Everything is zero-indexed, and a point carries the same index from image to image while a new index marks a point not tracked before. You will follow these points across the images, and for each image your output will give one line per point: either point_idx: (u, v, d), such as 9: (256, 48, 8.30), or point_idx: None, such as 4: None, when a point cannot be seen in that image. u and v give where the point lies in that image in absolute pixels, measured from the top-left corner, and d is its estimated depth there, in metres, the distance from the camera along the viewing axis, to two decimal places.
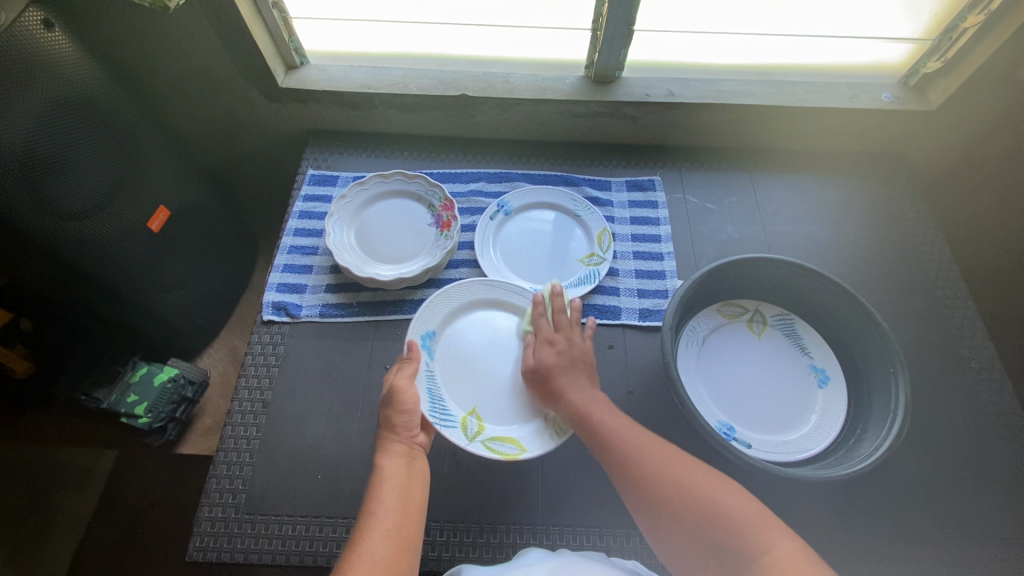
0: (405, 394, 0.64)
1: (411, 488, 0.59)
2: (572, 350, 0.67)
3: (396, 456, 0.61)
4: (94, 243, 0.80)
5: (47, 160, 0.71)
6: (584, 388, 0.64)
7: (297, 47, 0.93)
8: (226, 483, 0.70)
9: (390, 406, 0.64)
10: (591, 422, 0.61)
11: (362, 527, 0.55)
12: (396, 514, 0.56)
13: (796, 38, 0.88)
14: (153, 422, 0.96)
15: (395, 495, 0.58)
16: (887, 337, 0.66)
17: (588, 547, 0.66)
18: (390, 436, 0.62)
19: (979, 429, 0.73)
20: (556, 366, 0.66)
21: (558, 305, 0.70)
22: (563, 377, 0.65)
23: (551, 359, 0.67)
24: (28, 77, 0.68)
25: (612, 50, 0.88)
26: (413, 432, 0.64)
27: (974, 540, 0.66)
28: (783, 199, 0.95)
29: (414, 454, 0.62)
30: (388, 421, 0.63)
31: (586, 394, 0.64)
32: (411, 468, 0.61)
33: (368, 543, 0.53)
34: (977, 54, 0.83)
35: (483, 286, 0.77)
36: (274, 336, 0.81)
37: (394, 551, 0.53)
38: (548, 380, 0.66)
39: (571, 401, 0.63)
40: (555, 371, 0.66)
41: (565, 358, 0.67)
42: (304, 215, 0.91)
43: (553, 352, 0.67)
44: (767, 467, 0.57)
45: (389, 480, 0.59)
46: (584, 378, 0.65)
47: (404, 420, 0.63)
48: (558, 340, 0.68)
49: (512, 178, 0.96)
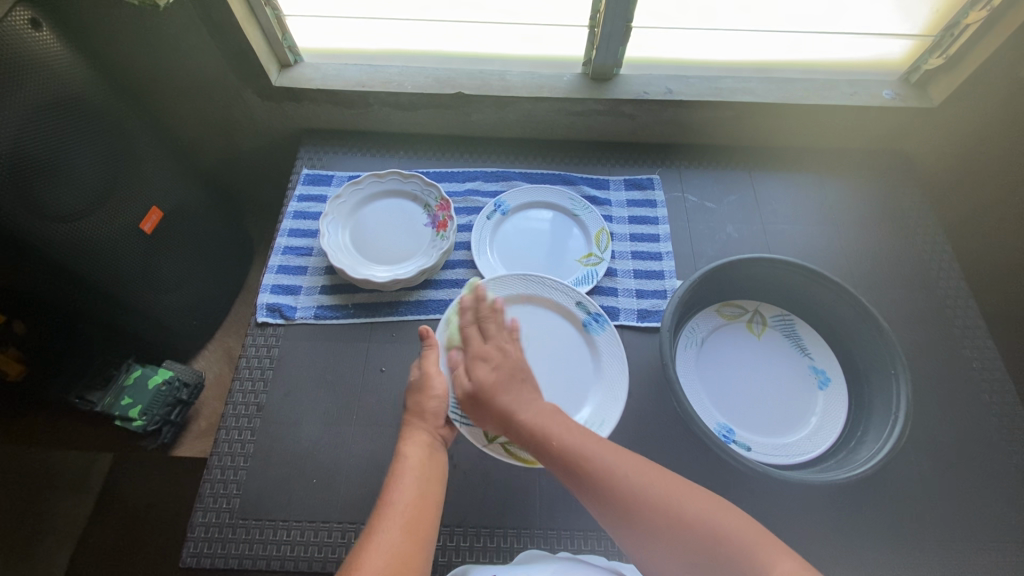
0: (434, 379, 0.66)
1: (430, 481, 0.59)
2: (507, 363, 0.65)
3: (419, 445, 0.62)
4: (85, 246, 0.79)
5: (39, 161, 0.70)
6: (530, 402, 0.62)
7: (291, 45, 0.92)
8: (220, 488, 0.69)
9: (419, 392, 0.65)
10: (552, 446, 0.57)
11: (379, 517, 0.54)
12: (414, 506, 0.55)
13: (795, 34, 0.87)
14: (148, 424, 0.95)
15: (414, 487, 0.57)
16: (888, 338, 0.66)
17: (584, 551, 0.66)
18: (418, 424, 0.64)
19: (979, 430, 0.73)
20: (496, 381, 0.63)
21: (483, 310, 0.70)
22: (503, 395, 0.62)
23: (488, 377, 0.64)
24: (15, 76, 0.67)
25: (610, 47, 0.86)
26: (439, 422, 0.65)
27: (975, 543, 0.66)
28: (782, 197, 0.94)
29: (437, 446, 0.63)
30: (417, 407, 0.65)
31: (536, 409, 0.61)
32: (433, 459, 0.61)
33: (384, 532, 0.52)
34: (982, 49, 0.81)
35: (525, 281, 0.76)
36: (268, 338, 0.80)
37: (410, 543, 0.52)
38: (490, 400, 0.62)
39: (522, 423, 0.60)
40: (494, 388, 0.63)
41: (501, 372, 0.64)
42: (299, 215, 0.90)
43: (485, 370, 0.64)
44: (766, 471, 0.57)
45: (410, 470, 0.59)
46: (525, 392, 0.63)
47: (432, 408, 0.64)
48: (489, 353, 0.66)
49: (509, 177, 0.95)
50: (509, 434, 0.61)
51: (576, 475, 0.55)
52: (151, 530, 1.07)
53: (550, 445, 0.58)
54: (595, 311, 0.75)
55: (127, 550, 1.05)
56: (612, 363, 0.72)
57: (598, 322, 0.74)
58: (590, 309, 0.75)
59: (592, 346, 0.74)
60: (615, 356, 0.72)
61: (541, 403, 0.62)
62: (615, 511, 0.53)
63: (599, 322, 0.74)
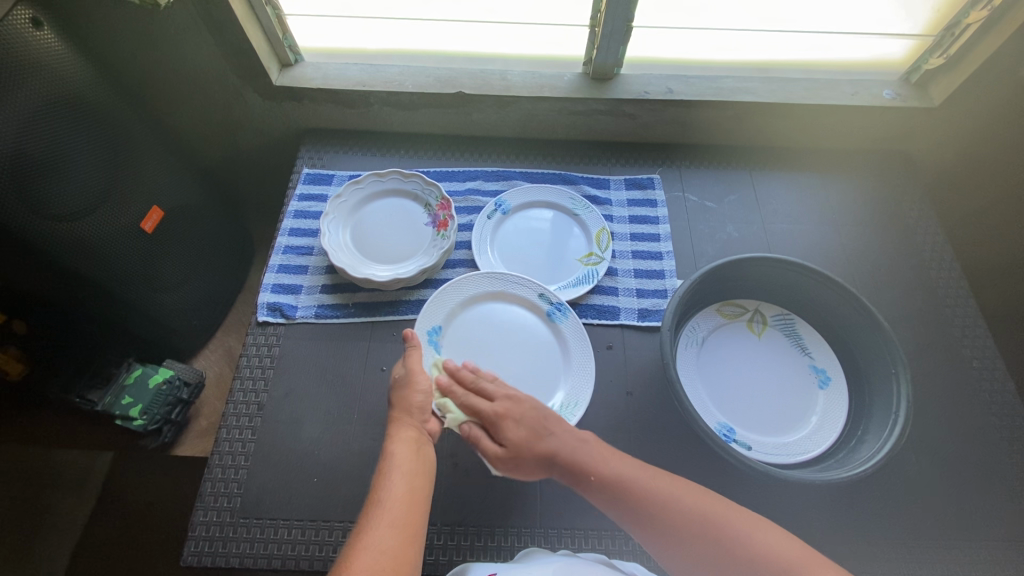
0: (418, 375, 0.65)
1: (418, 478, 0.58)
2: (523, 409, 0.64)
3: (406, 443, 0.60)
4: (84, 245, 0.79)
5: (38, 161, 0.70)
6: (566, 436, 0.62)
7: (292, 44, 0.92)
8: (222, 487, 0.69)
9: (404, 388, 0.65)
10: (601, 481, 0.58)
11: (368, 515, 0.53)
12: (402, 503, 0.55)
13: (796, 34, 0.87)
14: (149, 423, 0.96)
15: (402, 483, 0.56)
16: (888, 336, 0.66)
17: (586, 549, 0.66)
18: (405, 419, 0.63)
19: (980, 429, 0.73)
20: (526, 434, 0.62)
21: (465, 376, 0.67)
22: (541, 443, 0.61)
23: (516, 435, 0.62)
24: (15, 76, 0.67)
25: (611, 47, 0.86)
26: (425, 416, 0.64)
27: (975, 541, 0.66)
28: (783, 196, 0.94)
29: (424, 441, 0.62)
30: (402, 403, 0.64)
31: (574, 438, 0.62)
32: (420, 455, 0.60)
33: (374, 530, 0.52)
34: (982, 49, 0.82)
35: (489, 279, 0.77)
36: (269, 338, 0.80)
37: (400, 541, 0.51)
38: (528, 453, 0.61)
39: (564, 461, 0.60)
40: (528, 441, 0.62)
41: (526, 425, 0.63)
42: (299, 214, 0.90)
43: (510, 428, 0.62)
44: (768, 470, 0.57)
45: (397, 467, 0.58)
46: (559, 428, 0.63)
47: (418, 403, 0.64)
48: (503, 408, 0.64)
49: (509, 176, 0.95)
50: (558, 474, 0.61)
51: (620, 506, 0.56)
52: (151, 530, 1.07)
53: (595, 481, 0.58)
54: (556, 301, 0.76)
55: (127, 550, 1.05)
56: (577, 350, 0.74)
57: (560, 311, 0.75)
58: (552, 300, 0.76)
59: (558, 335, 0.75)
60: (580, 342, 0.74)
61: (577, 434, 0.63)
62: (651, 525, 0.54)
63: (562, 311, 0.75)
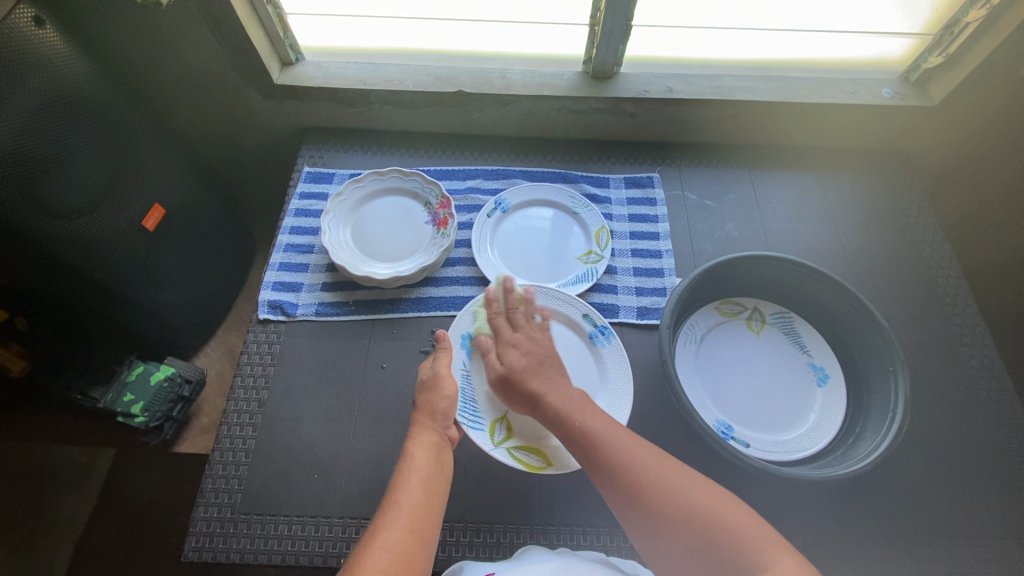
0: (446, 380, 0.66)
1: (436, 481, 0.58)
2: (537, 350, 0.67)
3: (426, 446, 0.61)
4: (85, 244, 0.79)
5: (42, 159, 0.70)
6: (557, 386, 0.64)
7: (293, 43, 0.92)
8: (222, 483, 0.70)
9: (431, 391, 0.66)
10: (574, 428, 0.59)
11: (384, 515, 0.54)
12: (419, 505, 0.55)
13: (795, 33, 0.88)
14: (150, 420, 0.96)
15: (420, 486, 0.57)
16: (886, 334, 0.66)
17: (584, 546, 0.66)
18: (426, 423, 0.63)
19: (977, 427, 0.73)
20: (526, 367, 0.66)
21: (510, 302, 0.72)
22: (532, 378, 0.64)
23: (518, 362, 0.66)
24: (19, 75, 0.67)
25: (610, 46, 0.87)
26: (448, 423, 0.65)
27: (971, 539, 0.66)
28: (782, 195, 0.95)
29: (444, 446, 0.63)
30: (427, 406, 0.65)
31: (562, 392, 0.63)
32: (439, 461, 0.61)
33: (388, 530, 0.52)
34: (979, 49, 0.82)
35: (533, 293, 0.78)
36: (269, 335, 0.81)
37: (414, 543, 0.52)
38: (517, 384, 0.65)
39: (545, 403, 0.62)
40: (523, 373, 0.65)
41: (531, 358, 0.66)
42: (300, 212, 0.90)
43: (517, 356, 0.67)
44: (764, 467, 0.57)
45: (416, 469, 0.58)
46: (553, 377, 0.65)
47: (442, 408, 0.65)
48: (520, 341, 0.68)
49: (509, 175, 0.95)
50: (536, 413, 0.64)
51: (597, 465, 0.57)
52: (150, 527, 1.08)
53: (569, 425, 0.60)
54: (601, 324, 0.76)
55: (126, 547, 1.06)
56: (615, 374, 0.73)
57: (603, 335, 0.75)
58: (597, 322, 0.76)
59: (597, 357, 0.74)
60: (620, 366, 0.73)
61: (568, 388, 0.64)
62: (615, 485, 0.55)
63: (605, 334, 0.75)
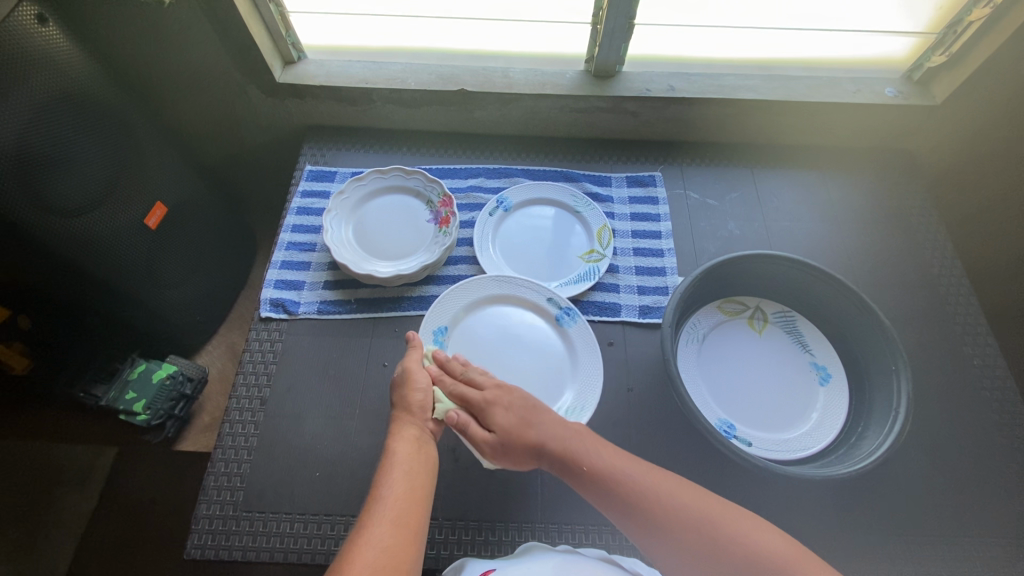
0: (416, 374, 0.66)
1: (419, 473, 0.58)
2: (512, 399, 0.65)
3: (407, 441, 0.61)
4: (89, 240, 0.79)
5: (43, 157, 0.70)
6: (556, 426, 0.63)
7: (295, 42, 0.92)
8: (225, 481, 0.70)
9: (403, 386, 0.66)
10: (586, 471, 0.59)
11: (369, 512, 0.54)
12: (403, 500, 0.55)
13: (797, 32, 0.87)
14: (151, 419, 0.97)
15: (404, 481, 0.57)
16: (889, 333, 0.66)
17: (586, 545, 0.66)
18: (405, 418, 0.64)
19: (981, 426, 0.73)
20: (516, 423, 0.63)
21: (456, 364, 0.68)
22: (527, 431, 0.63)
23: (506, 421, 0.63)
24: (22, 73, 0.67)
25: (613, 44, 0.87)
26: (426, 416, 0.64)
27: (975, 539, 0.66)
28: (784, 194, 0.94)
29: (425, 439, 0.63)
30: (402, 402, 0.65)
31: (561, 427, 0.63)
32: (421, 453, 0.60)
33: (374, 527, 0.52)
34: (983, 48, 0.82)
35: (497, 281, 0.78)
36: (272, 333, 0.81)
37: (400, 537, 0.52)
38: (516, 441, 0.62)
39: (553, 450, 0.61)
40: (516, 429, 0.63)
41: (516, 412, 0.64)
42: (302, 211, 0.90)
43: (499, 414, 0.64)
44: (768, 466, 0.57)
45: (398, 465, 0.58)
46: (547, 418, 0.64)
47: (418, 401, 0.65)
48: (493, 397, 0.65)
49: (511, 173, 0.95)
50: (544, 463, 0.62)
51: (610, 498, 0.57)
52: (153, 525, 1.08)
53: (581, 469, 0.59)
54: (566, 305, 0.77)
55: (130, 545, 1.06)
56: (585, 354, 0.74)
57: (569, 315, 0.76)
58: (561, 304, 0.77)
59: (565, 338, 0.76)
60: (589, 345, 0.74)
61: (565, 423, 0.64)
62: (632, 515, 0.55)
63: (571, 315, 0.76)
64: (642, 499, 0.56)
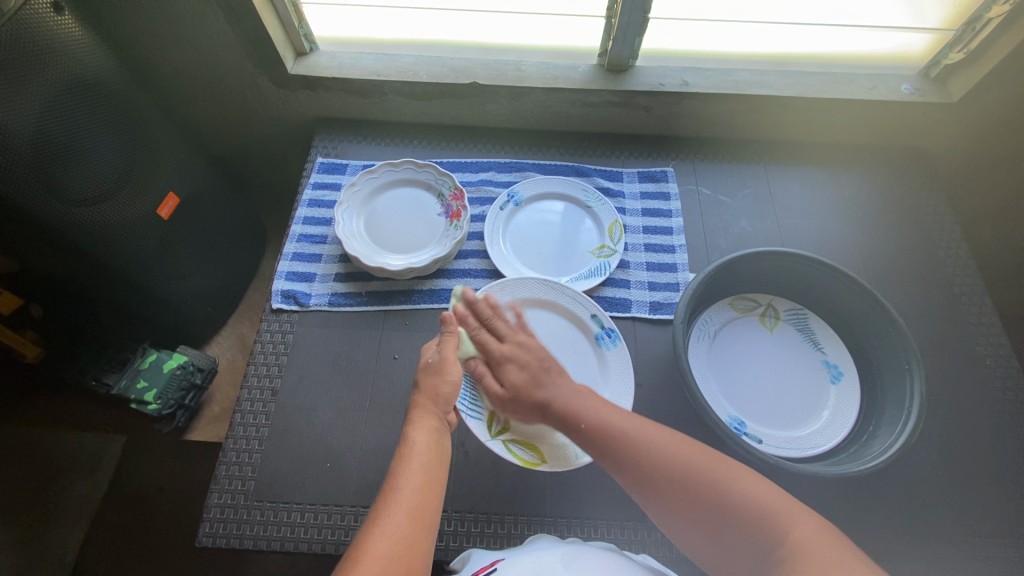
0: (451, 365, 0.66)
1: (435, 466, 0.58)
2: (530, 358, 0.67)
3: (426, 430, 0.61)
4: (103, 230, 0.79)
5: (59, 147, 0.70)
6: (562, 387, 0.64)
7: (307, 33, 0.92)
8: (236, 471, 0.70)
9: (436, 375, 0.65)
10: (584, 429, 0.60)
11: (385, 501, 0.53)
12: (419, 491, 0.55)
13: (814, 27, 0.87)
14: (162, 408, 0.98)
15: (421, 472, 0.56)
16: (903, 333, 0.66)
17: (595, 539, 0.66)
18: (429, 408, 0.63)
19: (993, 426, 0.72)
20: (526, 380, 0.65)
21: (484, 310, 0.72)
22: (537, 390, 0.64)
23: (518, 378, 0.66)
24: (36, 61, 0.67)
25: (626, 39, 0.86)
26: (447, 409, 0.64)
27: (986, 540, 0.66)
28: (796, 190, 0.94)
29: (443, 433, 0.62)
30: (430, 389, 0.64)
31: (568, 389, 0.64)
32: (439, 446, 0.60)
33: (390, 517, 0.52)
34: (1001, 46, 0.81)
35: (543, 286, 0.78)
36: (283, 325, 0.81)
37: (415, 528, 0.52)
38: (524, 398, 0.65)
39: (557, 410, 0.62)
40: (526, 387, 0.65)
41: (529, 370, 0.66)
42: (313, 203, 0.91)
43: (513, 371, 0.66)
44: (778, 463, 0.56)
45: (417, 454, 0.58)
46: (557, 380, 0.65)
47: (445, 393, 0.64)
48: (513, 352, 0.68)
49: (522, 167, 0.95)
50: (550, 421, 0.64)
51: (624, 469, 0.56)
52: (162, 513, 1.09)
53: (579, 427, 0.60)
54: (608, 326, 0.75)
55: (139, 533, 1.07)
56: (617, 376, 0.72)
57: (609, 337, 0.75)
58: (604, 324, 0.75)
59: (601, 360, 0.74)
60: (622, 370, 0.72)
61: (575, 387, 0.64)
62: (652, 490, 0.54)
63: (611, 337, 0.75)
64: (663, 471, 0.53)
